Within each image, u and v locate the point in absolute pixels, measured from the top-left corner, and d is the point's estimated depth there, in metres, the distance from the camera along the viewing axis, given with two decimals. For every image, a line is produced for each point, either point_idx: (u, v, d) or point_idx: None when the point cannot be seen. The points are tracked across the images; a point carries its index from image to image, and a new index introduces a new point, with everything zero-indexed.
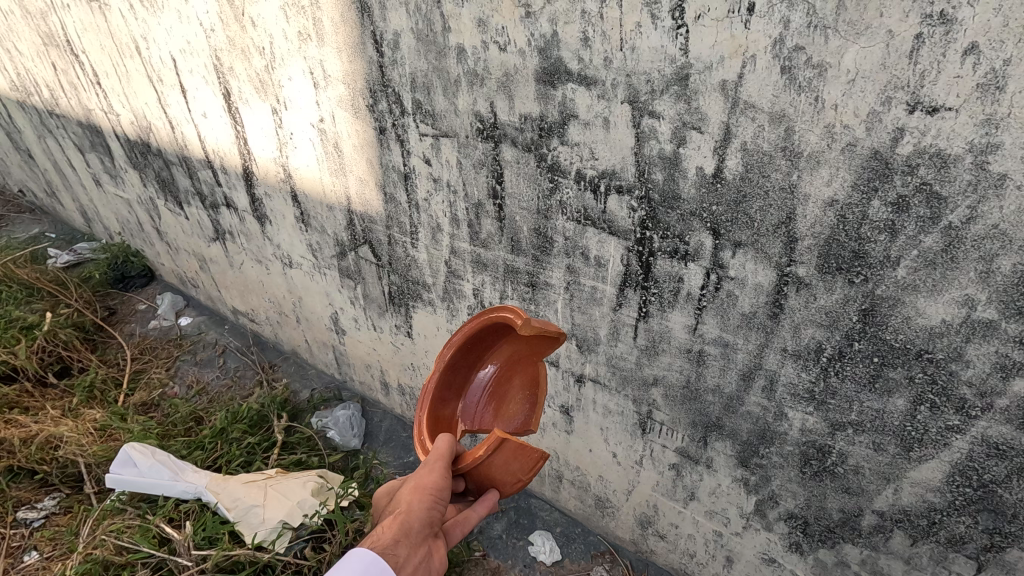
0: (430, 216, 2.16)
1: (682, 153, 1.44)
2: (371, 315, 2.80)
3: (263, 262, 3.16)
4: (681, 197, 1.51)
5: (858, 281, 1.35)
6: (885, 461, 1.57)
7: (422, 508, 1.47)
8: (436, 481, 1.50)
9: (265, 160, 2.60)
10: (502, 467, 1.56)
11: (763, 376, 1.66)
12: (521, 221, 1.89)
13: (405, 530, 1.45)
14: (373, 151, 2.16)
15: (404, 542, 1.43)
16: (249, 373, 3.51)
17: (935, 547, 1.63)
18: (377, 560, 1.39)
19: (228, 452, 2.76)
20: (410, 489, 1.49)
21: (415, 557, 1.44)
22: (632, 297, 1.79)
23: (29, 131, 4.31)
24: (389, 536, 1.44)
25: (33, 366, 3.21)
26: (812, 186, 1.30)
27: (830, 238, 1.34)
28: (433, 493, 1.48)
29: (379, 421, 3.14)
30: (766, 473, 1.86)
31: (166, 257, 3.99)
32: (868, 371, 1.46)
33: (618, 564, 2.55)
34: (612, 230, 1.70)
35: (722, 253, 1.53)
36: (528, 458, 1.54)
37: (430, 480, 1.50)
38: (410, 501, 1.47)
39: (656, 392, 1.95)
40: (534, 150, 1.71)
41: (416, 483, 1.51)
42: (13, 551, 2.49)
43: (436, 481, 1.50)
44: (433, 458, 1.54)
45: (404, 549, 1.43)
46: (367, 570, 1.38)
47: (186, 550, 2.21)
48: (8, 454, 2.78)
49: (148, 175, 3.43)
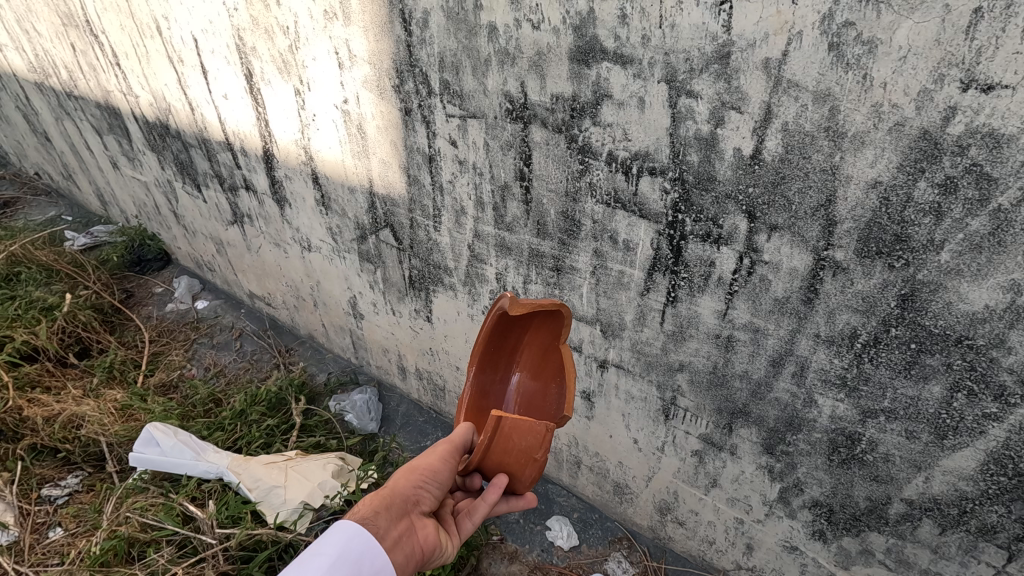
0: (454, 199, 2.14)
1: (719, 133, 1.42)
2: (391, 300, 2.80)
3: (281, 245, 3.16)
4: (716, 179, 1.49)
5: (898, 266, 1.33)
6: (917, 449, 1.56)
7: (412, 486, 1.46)
8: (430, 462, 1.51)
9: (286, 142, 2.60)
10: (508, 448, 1.55)
11: (794, 362, 1.65)
12: (549, 204, 1.88)
13: (389, 503, 1.40)
14: (397, 132, 2.15)
15: (386, 514, 1.37)
16: (266, 356, 3.53)
17: (965, 536, 1.62)
18: (358, 532, 1.32)
19: (249, 434, 2.78)
20: (403, 467, 1.49)
21: (396, 530, 1.37)
22: (660, 281, 1.78)
23: (46, 113, 4.32)
24: (371, 508, 1.39)
25: (54, 346, 3.22)
26: (855, 167, 1.27)
27: (871, 221, 1.31)
28: (423, 471, 1.49)
29: (396, 405, 3.16)
30: (792, 460, 1.85)
31: (183, 241, 4.01)
32: (904, 358, 1.44)
33: (635, 550, 2.55)
34: (642, 213, 1.68)
35: (757, 237, 1.51)
36: (533, 431, 1.54)
37: (424, 460, 1.51)
38: (398, 479, 1.46)
39: (681, 378, 1.94)
40: (565, 131, 1.69)
41: (412, 463, 1.51)
42: (37, 528, 2.48)
43: (430, 463, 1.51)
44: (435, 443, 1.56)
45: (385, 521, 1.37)
46: (344, 540, 1.30)
47: (209, 529, 2.22)
48: (32, 432, 2.80)
49: (166, 158, 3.43)
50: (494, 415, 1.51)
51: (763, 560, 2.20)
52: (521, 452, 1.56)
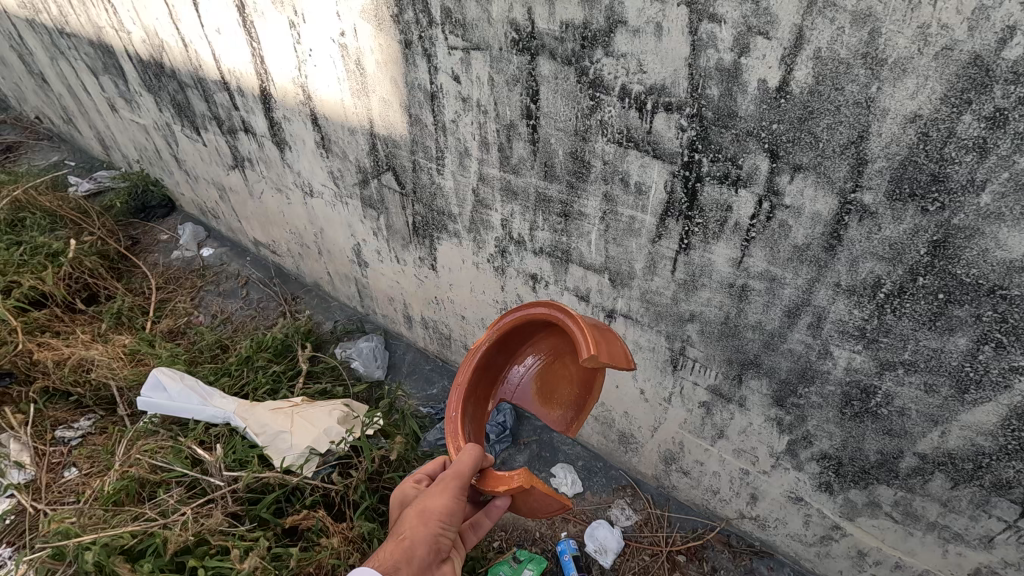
0: (458, 139, 2.04)
1: (743, 63, 1.30)
2: (395, 247, 2.73)
3: (283, 191, 3.08)
4: (737, 114, 1.37)
5: (932, 209, 1.23)
6: (935, 402, 1.50)
7: (429, 535, 1.47)
8: (444, 504, 1.50)
9: (283, 80, 2.47)
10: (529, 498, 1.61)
11: (810, 313, 1.58)
12: (557, 143, 1.77)
13: (410, 557, 1.42)
14: (397, 67, 2.02)
15: (406, 569, 1.40)
16: (272, 304, 3.53)
17: (977, 490, 1.59)
18: None
19: (255, 380, 2.79)
20: (416, 513, 1.49)
21: None
22: (673, 227, 1.69)
23: (41, 53, 4.19)
24: (390, 561, 1.40)
25: (61, 292, 3.21)
26: (893, 99, 1.16)
27: (906, 160, 1.21)
28: (440, 517, 1.49)
29: (402, 354, 3.17)
30: (803, 413, 1.81)
31: (186, 187, 3.95)
32: (930, 309, 1.36)
33: (639, 498, 2.57)
34: (656, 152, 1.57)
35: (779, 178, 1.40)
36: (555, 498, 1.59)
37: (437, 503, 1.50)
38: (415, 527, 1.47)
39: (691, 328, 1.88)
40: (575, 64, 1.56)
41: (424, 505, 1.51)
42: (53, 467, 2.53)
43: (444, 505, 1.50)
44: (446, 478, 1.53)
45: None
46: None
47: (217, 471, 2.21)
48: (43, 376, 2.83)
49: (163, 99, 3.32)
50: (524, 477, 1.52)
51: (767, 509, 2.20)
52: (536, 502, 1.62)
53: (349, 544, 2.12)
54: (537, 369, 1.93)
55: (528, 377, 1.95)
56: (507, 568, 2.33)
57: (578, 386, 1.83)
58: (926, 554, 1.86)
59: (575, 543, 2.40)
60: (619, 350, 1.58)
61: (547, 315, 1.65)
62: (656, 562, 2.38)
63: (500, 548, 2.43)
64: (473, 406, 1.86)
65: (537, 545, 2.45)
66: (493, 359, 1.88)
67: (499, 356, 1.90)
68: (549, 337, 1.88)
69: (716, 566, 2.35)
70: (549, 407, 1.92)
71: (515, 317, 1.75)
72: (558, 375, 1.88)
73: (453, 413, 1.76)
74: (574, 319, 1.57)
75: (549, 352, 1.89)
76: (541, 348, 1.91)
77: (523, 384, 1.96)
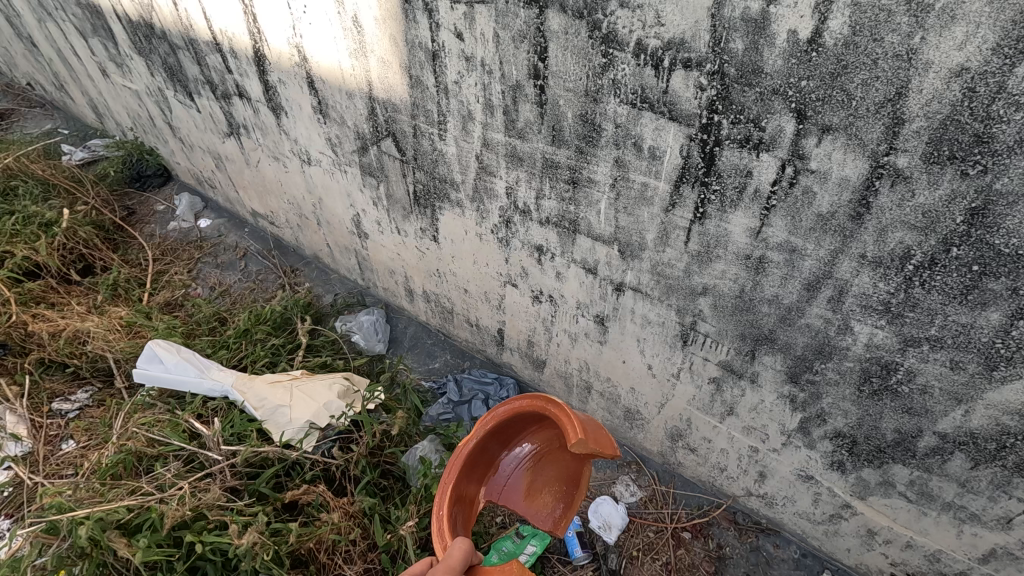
0: (461, 102, 1.93)
1: (771, 12, 1.19)
2: (396, 218, 2.65)
3: (280, 159, 2.98)
4: (763, 70, 1.27)
5: (972, 173, 1.14)
6: (961, 380, 1.44)
7: None
8: None
9: (278, 41, 2.36)
10: None
11: (832, 286, 1.50)
12: (566, 105, 1.67)
13: None
14: (396, 24, 1.90)
15: None
16: (271, 277, 3.46)
17: (999, 471, 1.53)
18: None
19: (254, 353, 2.73)
20: None
21: None
22: (688, 195, 1.60)
23: (28, 15, 4.04)
24: None
25: (55, 263, 3.14)
26: (938, 51, 1.06)
27: (948, 119, 1.11)
28: None
29: (404, 328, 3.12)
30: (818, 390, 1.75)
31: (182, 155, 3.84)
32: (962, 281, 1.28)
33: (644, 475, 2.53)
34: (672, 114, 1.47)
35: (805, 141, 1.31)
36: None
37: None
38: None
39: (704, 302, 1.81)
40: (587, 17, 1.45)
41: None
42: (50, 440, 2.49)
43: None
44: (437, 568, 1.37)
45: None
46: None
47: (215, 445, 2.16)
48: (39, 348, 2.78)
49: (155, 63, 3.19)
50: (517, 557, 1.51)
51: (775, 487, 2.16)
52: None
53: (350, 519, 2.12)
54: (528, 460, 2.14)
55: (518, 473, 2.14)
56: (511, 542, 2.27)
57: (566, 483, 2.05)
58: (939, 534, 1.81)
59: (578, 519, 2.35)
60: (603, 437, 1.77)
61: (540, 408, 1.82)
62: (661, 539, 2.34)
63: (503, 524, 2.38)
64: (461, 499, 1.95)
65: None
66: (486, 450, 2.04)
67: (493, 445, 2.07)
68: (540, 430, 2.10)
69: (721, 544, 2.31)
70: (539, 508, 2.07)
71: (505, 411, 1.92)
72: (546, 481, 2.10)
73: (440, 511, 1.82)
74: (562, 409, 1.76)
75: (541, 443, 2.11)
76: (534, 439, 2.12)
77: (513, 476, 2.13)
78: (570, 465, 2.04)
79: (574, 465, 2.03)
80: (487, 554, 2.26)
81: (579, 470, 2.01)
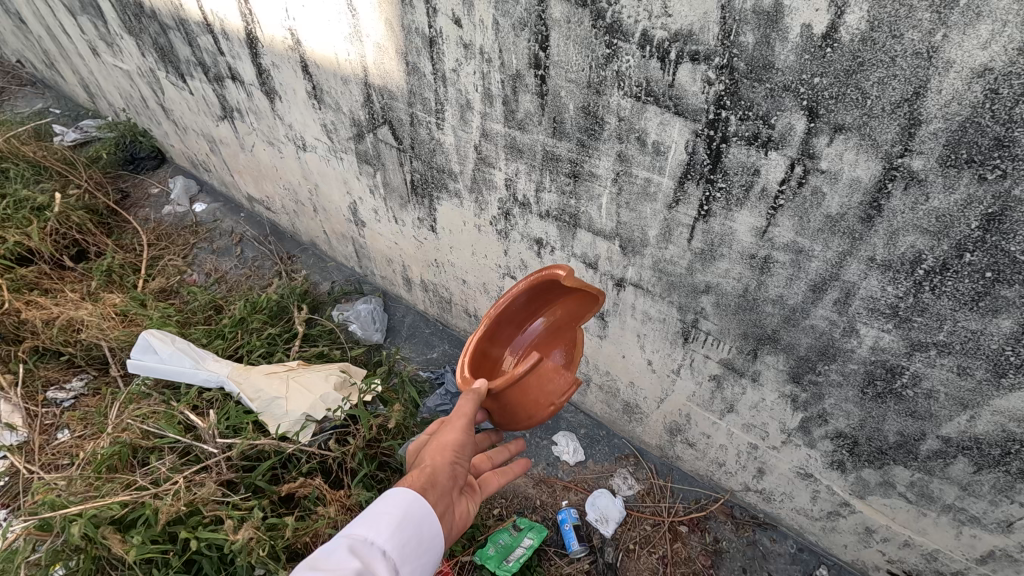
0: (459, 91, 1.87)
1: (785, 5, 1.13)
2: (393, 207, 2.60)
3: (275, 144, 2.92)
4: (774, 66, 1.21)
5: (991, 178, 1.10)
6: (967, 385, 1.41)
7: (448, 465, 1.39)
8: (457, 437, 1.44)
9: (270, 24, 2.28)
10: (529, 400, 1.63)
11: (838, 289, 1.46)
12: (567, 97, 1.61)
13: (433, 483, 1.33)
14: (392, 9, 1.83)
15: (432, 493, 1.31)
16: (267, 263, 3.42)
17: (1002, 476, 1.51)
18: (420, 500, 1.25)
19: (250, 342, 2.71)
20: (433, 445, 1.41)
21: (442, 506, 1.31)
22: (692, 192, 1.55)
23: None
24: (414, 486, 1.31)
25: (48, 249, 3.09)
26: (961, 49, 1.00)
27: (968, 121, 1.06)
28: (456, 450, 1.42)
29: (402, 316, 3.09)
30: (820, 391, 1.72)
31: (176, 138, 3.77)
32: (974, 288, 1.24)
33: (642, 468, 2.52)
34: (678, 109, 1.42)
35: (815, 140, 1.26)
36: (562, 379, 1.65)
37: (451, 437, 1.43)
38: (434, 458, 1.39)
39: (706, 300, 1.77)
40: (590, 5, 1.39)
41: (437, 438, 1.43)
42: (46, 429, 2.48)
43: (456, 437, 1.44)
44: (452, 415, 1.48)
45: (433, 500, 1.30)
46: (412, 506, 1.23)
47: (211, 438, 2.14)
48: (33, 335, 2.75)
49: (145, 43, 3.11)
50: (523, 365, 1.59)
51: (774, 484, 2.15)
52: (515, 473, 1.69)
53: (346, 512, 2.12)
54: (537, 336, 1.85)
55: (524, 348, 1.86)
56: (508, 535, 2.26)
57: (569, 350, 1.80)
58: (938, 534, 1.80)
59: (576, 512, 2.35)
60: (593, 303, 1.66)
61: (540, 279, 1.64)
62: (658, 532, 2.34)
63: (500, 516, 2.37)
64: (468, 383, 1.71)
65: (537, 513, 2.40)
66: (495, 332, 1.78)
67: (505, 326, 1.80)
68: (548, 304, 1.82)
69: (718, 538, 2.31)
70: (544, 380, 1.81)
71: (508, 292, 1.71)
72: (554, 341, 1.84)
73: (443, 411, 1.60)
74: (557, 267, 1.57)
75: (552, 316, 1.83)
76: (545, 310, 1.83)
77: (524, 353, 1.85)
78: (574, 334, 1.78)
79: (573, 334, 1.79)
80: (483, 546, 2.22)
81: (577, 333, 1.78)
